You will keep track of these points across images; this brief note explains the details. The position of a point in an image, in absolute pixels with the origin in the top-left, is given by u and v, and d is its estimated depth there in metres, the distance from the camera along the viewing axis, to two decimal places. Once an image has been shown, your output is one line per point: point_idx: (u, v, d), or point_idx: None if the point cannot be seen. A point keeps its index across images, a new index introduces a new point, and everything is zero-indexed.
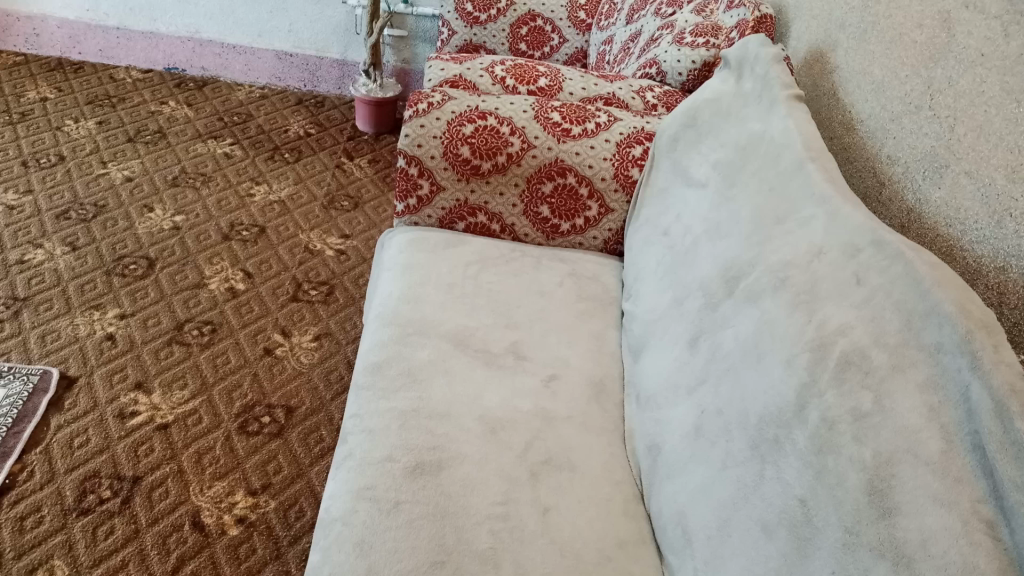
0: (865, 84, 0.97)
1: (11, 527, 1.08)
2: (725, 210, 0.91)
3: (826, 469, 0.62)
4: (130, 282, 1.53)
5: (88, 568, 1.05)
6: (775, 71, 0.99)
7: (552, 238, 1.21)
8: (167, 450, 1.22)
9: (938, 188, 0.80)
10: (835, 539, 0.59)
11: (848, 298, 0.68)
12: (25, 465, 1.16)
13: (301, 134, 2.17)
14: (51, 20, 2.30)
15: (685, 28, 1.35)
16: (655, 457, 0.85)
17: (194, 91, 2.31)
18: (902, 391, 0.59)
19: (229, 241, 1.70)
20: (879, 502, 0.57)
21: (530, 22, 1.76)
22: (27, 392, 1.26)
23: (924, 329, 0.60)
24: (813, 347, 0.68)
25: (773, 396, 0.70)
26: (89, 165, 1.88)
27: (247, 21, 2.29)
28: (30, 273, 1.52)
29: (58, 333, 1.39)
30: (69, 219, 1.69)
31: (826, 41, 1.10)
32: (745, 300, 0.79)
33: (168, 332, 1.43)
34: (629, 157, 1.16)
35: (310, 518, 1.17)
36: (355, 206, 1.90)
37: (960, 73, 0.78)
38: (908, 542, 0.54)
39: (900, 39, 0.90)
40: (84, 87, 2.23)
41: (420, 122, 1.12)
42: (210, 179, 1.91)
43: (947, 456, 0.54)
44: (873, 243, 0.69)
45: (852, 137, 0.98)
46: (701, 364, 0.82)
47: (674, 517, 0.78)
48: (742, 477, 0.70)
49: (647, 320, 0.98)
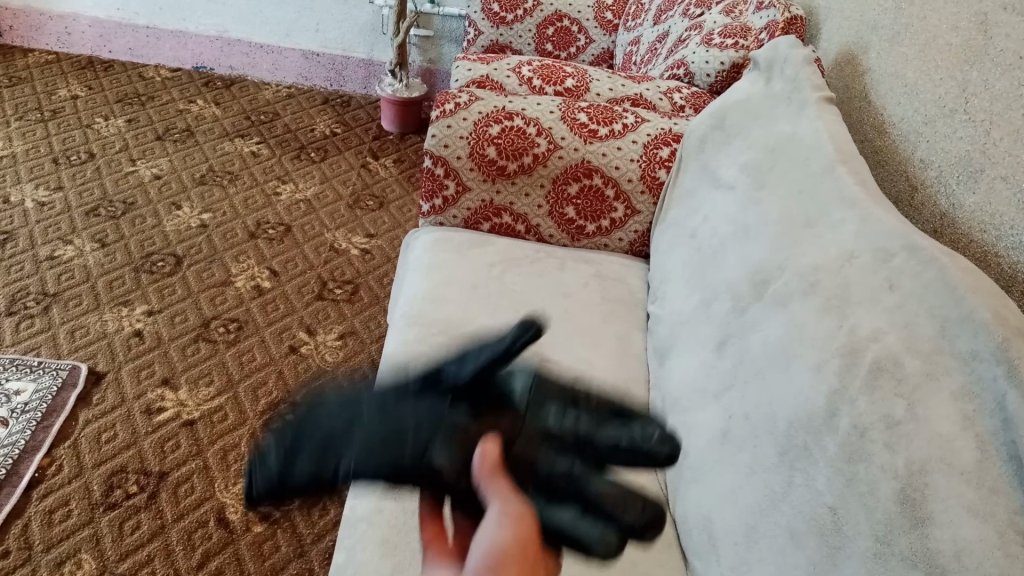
0: (897, 86, 0.96)
1: (40, 520, 1.09)
2: (754, 212, 0.89)
3: (857, 477, 0.60)
4: (158, 279, 1.55)
5: (115, 562, 1.06)
6: (806, 73, 0.99)
7: (577, 239, 1.21)
8: (192, 446, 1.23)
9: (973, 193, 0.78)
10: (865, 549, 0.58)
11: (881, 303, 0.66)
12: (54, 459, 1.18)
13: (327, 133, 2.18)
14: (82, 20, 2.34)
15: (714, 29, 1.34)
16: (680, 461, 0.84)
17: (222, 89, 2.33)
18: (937, 399, 0.57)
19: (255, 240, 1.71)
20: (911, 512, 0.55)
21: (557, 23, 1.75)
22: (57, 386, 1.28)
23: (958, 336, 0.59)
24: (844, 353, 0.66)
25: (802, 401, 0.68)
26: (118, 162, 1.91)
27: (274, 21, 2.31)
28: (60, 269, 1.54)
29: (87, 329, 1.41)
30: (98, 216, 1.71)
31: (858, 43, 1.09)
32: (775, 304, 0.78)
33: (194, 329, 1.44)
34: (656, 159, 1.15)
35: (334, 515, 1.17)
36: (380, 206, 1.90)
37: (997, 76, 0.76)
38: (942, 552, 0.52)
39: (934, 42, 0.88)
40: (113, 85, 2.26)
41: (447, 123, 1.12)
42: (237, 177, 1.92)
43: (982, 466, 0.53)
44: (907, 248, 0.68)
45: (884, 140, 0.96)
46: (728, 368, 0.81)
47: (700, 522, 0.77)
48: (770, 483, 0.69)
49: (673, 323, 0.97)
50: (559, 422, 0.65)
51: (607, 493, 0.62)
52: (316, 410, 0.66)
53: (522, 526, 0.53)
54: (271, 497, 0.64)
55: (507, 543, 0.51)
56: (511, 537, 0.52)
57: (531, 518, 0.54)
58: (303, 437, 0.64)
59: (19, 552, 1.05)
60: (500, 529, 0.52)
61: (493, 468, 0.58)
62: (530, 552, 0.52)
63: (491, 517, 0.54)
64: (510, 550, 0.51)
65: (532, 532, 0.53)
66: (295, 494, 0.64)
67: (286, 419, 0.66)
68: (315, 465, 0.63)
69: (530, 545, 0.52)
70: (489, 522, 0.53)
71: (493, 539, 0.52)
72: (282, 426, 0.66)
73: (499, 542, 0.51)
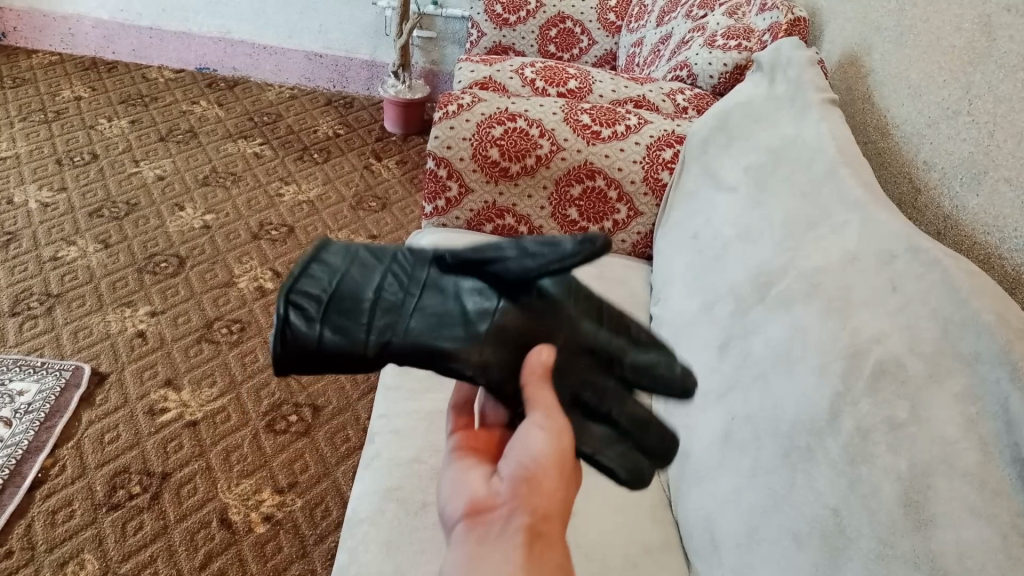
0: (900, 88, 0.96)
1: (43, 520, 1.09)
2: (757, 214, 0.89)
3: (859, 479, 0.60)
4: (161, 280, 1.55)
5: (118, 562, 1.06)
6: (808, 75, 0.99)
7: None
8: (195, 447, 1.23)
9: (976, 195, 0.78)
10: (868, 550, 0.58)
11: (884, 305, 0.66)
12: (57, 459, 1.18)
13: (330, 134, 2.19)
14: (86, 21, 2.34)
15: (717, 30, 1.34)
16: (683, 463, 0.83)
17: (226, 90, 2.33)
18: (939, 401, 0.57)
19: (258, 241, 1.71)
20: (914, 514, 0.55)
21: (559, 24, 1.76)
22: (60, 386, 1.28)
23: (961, 338, 0.59)
24: (846, 355, 0.66)
25: (805, 403, 0.68)
26: (122, 163, 1.91)
27: (277, 22, 2.32)
28: (64, 270, 1.54)
29: (90, 329, 1.41)
30: (101, 217, 1.71)
31: (860, 44, 1.09)
32: (777, 306, 0.77)
33: (197, 330, 1.45)
34: (659, 160, 1.15)
35: (336, 516, 1.17)
36: (383, 207, 1.90)
37: (1000, 78, 0.76)
38: (945, 554, 0.52)
39: (937, 43, 0.88)
40: (117, 86, 2.26)
41: (450, 124, 1.12)
42: (240, 178, 1.93)
43: (985, 468, 0.53)
44: (909, 249, 0.67)
45: (886, 142, 0.96)
46: (730, 371, 0.81)
47: (703, 524, 0.77)
48: (773, 485, 0.69)
49: (675, 325, 0.97)
50: (596, 339, 0.57)
51: (636, 417, 0.58)
52: (351, 268, 0.55)
53: (563, 445, 0.53)
54: (305, 368, 0.54)
55: (543, 462, 0.52)
56: (546, 454, 0.52)
57: (568, 431, 0.54)
58: (333, 296, 0.54)
59: (22, 552, 1.06)
60: (539, 440, 0.52)
61: (541, 374, 0.55)
62: (564, 465, 0.52)
63: (527, 429, 0.53)
64: (545, 464, 0.52)
65: (569, 448, 0.53)
66: (327, 367, 0.55)
67: (307, 269, 0.54)
68: (352, 333, 0.54)
69: (565, 460, 0.53)
70: (530, 438, 0.53)
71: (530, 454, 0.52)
72: (307, 286, 0.53)
73: (534, 459, 0.52)
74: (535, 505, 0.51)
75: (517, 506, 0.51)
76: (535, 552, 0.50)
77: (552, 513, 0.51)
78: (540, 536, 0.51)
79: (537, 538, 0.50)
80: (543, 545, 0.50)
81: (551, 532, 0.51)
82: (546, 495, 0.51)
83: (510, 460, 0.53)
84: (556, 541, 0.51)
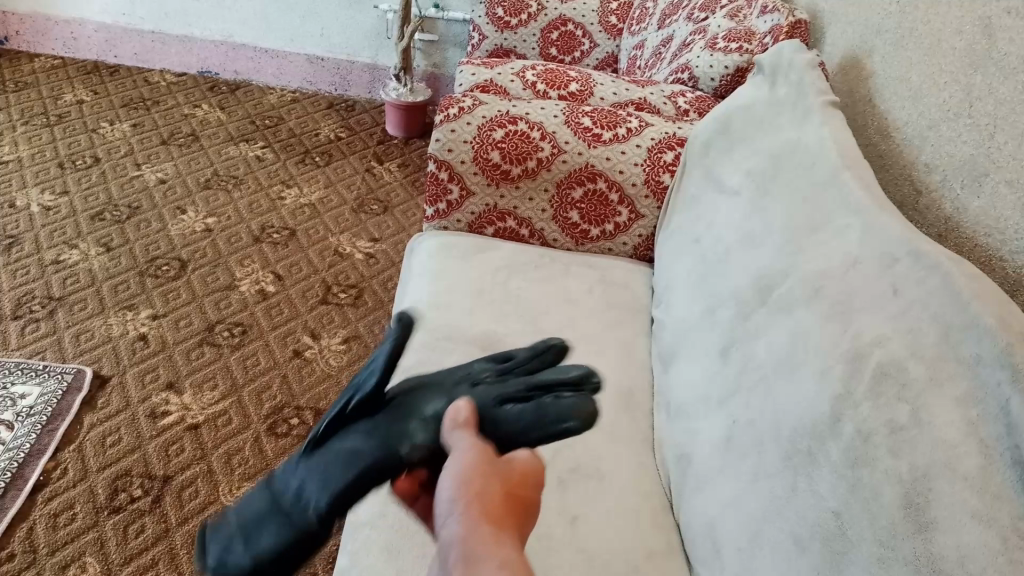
0: (902, 91, 0.95)
1: (45, 523, 1.09)
2: (760, 217, 0.89)
3: (860, 483, 0.60)
4: (163, 283, 1.56)
5: (120, 565, 1.06)
6: (810, 78, 0.98)
7: (581, 244, 1.21)
8: (197, 450, 1.23)
9: (978, 197, 0.78)
10: (868, 554, 0.57)
11: (885, 309, 0.66)
12: (59, 462, 1.18)
13: (332, 137, 2.19)
14: (88, 25, 2.35)
15: (718, 33, 1.34)
16: (685, 468, 0.83)
17: (227, 94, 2.34)
18: (941, 404, 0.57)
19: (260, 244, 1.71)
20: (915, 516, 0.55)
21: (561, 27, 1.76)
22: (61, 389, 1.28)
23: (962, 342, 0.59)
24: (847, 359, 0.66)
25: (806, 408, 0.68)
26: (124, 166, 1.91)
27: (279, 26, 2.33)
28: (65, 273, 1.55)
29: (92, 333, 1.41)
30: (103, 219, 1.72)
31: (862, 47, 1.08)
32: (779, 310, 0.77)
33: (199, 333, 1.45)
34: (661, 163, 1.15)
35: None
36: (384, 210, 1.90)
37: (1001, 80, 0.76)
38: (945, 557, 0.52)
39: (937, 46, 0.88)
40: (119, 90, 2.27)
41: (451, 128, 1.13)
42: (242, 181, 1.93)
43: (986, 472, 0.52)
44: (911, 252, 0.68)
45: (888, 144, 0.96)
46: (733, 375, 0.80)
47: (704, 529, 0.76)
48: (775, 489, 0.68)
49: (678, 329, 0.96)
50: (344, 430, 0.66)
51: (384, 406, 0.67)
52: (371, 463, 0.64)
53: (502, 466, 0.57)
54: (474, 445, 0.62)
55: (469, 495, 0.52)
56: (467, 478, 0.54)
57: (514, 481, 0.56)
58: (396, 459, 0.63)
59: (24, 555, 1.05)
60: (461, 476, 0.54)
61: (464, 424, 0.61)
62: (488, 475, 0.55)
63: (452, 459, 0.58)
64: (471, 480, 0.54)
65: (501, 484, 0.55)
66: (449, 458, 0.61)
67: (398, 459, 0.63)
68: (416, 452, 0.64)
69: (485, 461, 0.56)
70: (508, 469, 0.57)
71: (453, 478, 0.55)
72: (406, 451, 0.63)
73: (460, 500, 0.52)
74: (472, 540, 0.49)
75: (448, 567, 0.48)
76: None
77: (488, 550, 0.48)
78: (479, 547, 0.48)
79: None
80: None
81: (494, 558, 0.47)
82: (483, 535, 0.49)
83: (443, 493, 0.54)
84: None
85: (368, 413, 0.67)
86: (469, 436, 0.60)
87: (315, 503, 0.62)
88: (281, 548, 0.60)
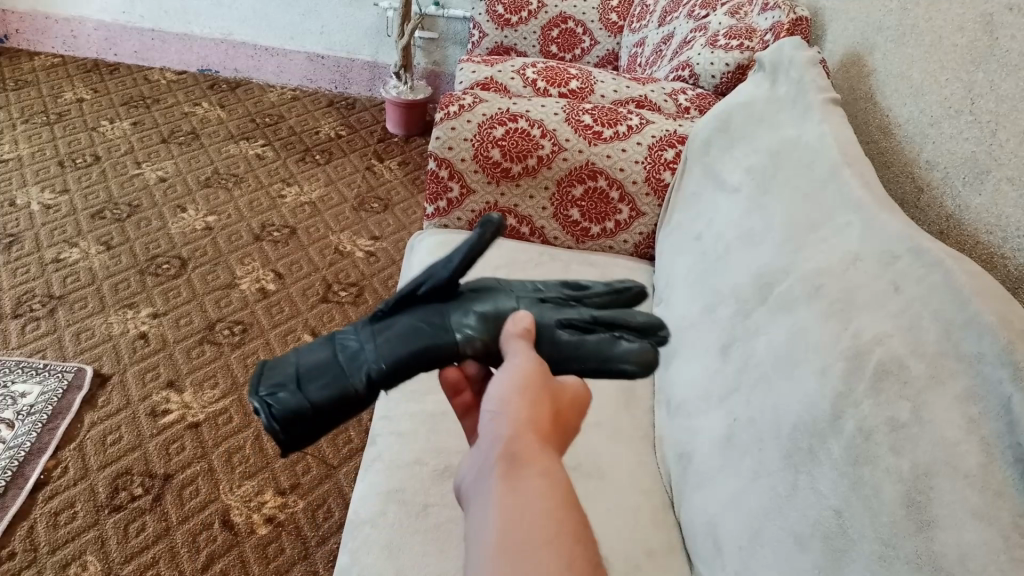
0: (903, 87, 0.95)
1: (46, 522, 1.09)
2: (760, 215, 0.89)
3: (861, 481, 0.60)
4: (163, 281, 1.55)
5: (121, 564, 1.06)
6: (810, 75, 0.98)
7: (582, 242, 1.20)
8: (198, 449, 1.23)
9: (979, 194, 0.77)
10: (869, 552, 0.57)
11: (885, 306, 0.66)
12: (59, 461, 1.18)
13: (332, 135, 2.19)
14: (88, 23, 2.35)
15: (719, 30, 1.34)
16: (686, 465, 0.83)
17: (227, 92, 2.34)
18: (942, 402, 0.57)
19: (260, 242, 1.71)
20: (916, 514, 0.55)
21: (561, 25, 1.76)
22: (62, 388, 1.28)
23: (963, 340, 0.58)
24: (848, 357, 0.66)
25: (807, 405, 0.68)
26: (124, 165, 1.91)
27: (279, 24, 2.32)
28: (66, 271, 1.55)
29: (92, 331, 1.41)
30: (103, 218, 1.71)
31: (863, 44, 1.08)
32: (780, 308, 0.77)
33: (199, 331, 1.45)
34: (662, 160, 1.15)
35: (339, 518, 1.17)
36: (385, 208, 1.90)
37: (1002, 77, 0.76)
38: (946, 556, 0.52)
39: (938, 43, 0.88)
40: (119, 88, 2.26)
41: (451, 125, 1.12)
42: (242, 179, 1.93)
43: (987, 470, 0.52)
44: (911, 250, 0.67)
45: (889, 141, 0.96)
46: (733, 373, 0.80)
47: (705, 527, 0.76)
48: (775, 487, 0.68)
49: (678, 327, 0.96)
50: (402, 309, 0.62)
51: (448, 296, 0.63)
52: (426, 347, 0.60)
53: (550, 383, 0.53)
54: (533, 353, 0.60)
55: (518, 412, 0.49)
56: (517, 395, 0.50)
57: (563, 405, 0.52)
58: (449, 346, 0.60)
59: (25, 553, 1.05)
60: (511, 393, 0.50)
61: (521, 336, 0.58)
62: (542, 392, 0.51)
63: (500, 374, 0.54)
64: (524, 393, 0.50)
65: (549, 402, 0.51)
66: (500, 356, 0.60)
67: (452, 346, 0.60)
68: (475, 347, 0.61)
69: (536, 380, 0.52)
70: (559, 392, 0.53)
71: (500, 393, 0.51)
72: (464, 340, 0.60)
73: (509, 414, 0.49)
74: (518, 458, 0.45)
75: (487, 477, 0.45)
76: (523, 569, 0.38)
77: (533, 471, 0.44)
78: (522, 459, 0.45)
79: (544, 540, 0.40)
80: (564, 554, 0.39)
81: (540, 477, 0.44)
82: (529, 456, 0.45)
83: (489, 398, 0.51)
84: (563, 512, 0.42)
85: (433, 297, 0.63)
86: (521, 355, 0.56)
87: (363, 373, 0.58)
88: (326, 403, 0.57)
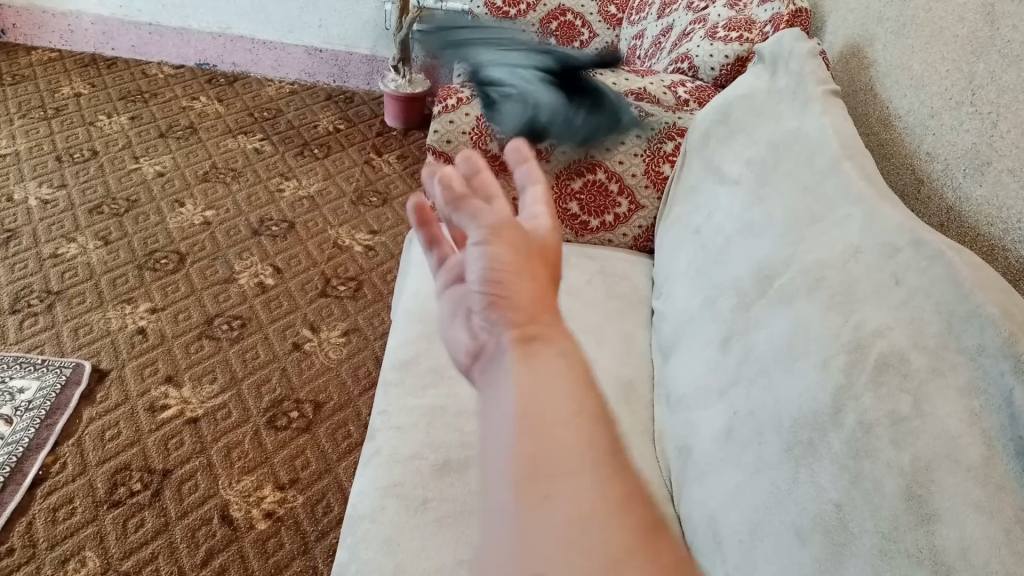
0: (903, 79, 0.94)
1: (44, 517, 1.09)
2: (760, 208, 0.88)
3: (862, 474, 0.59)
4: (161, 276, 1.55)
5: (120, 559, 1.06)
6: (810, 66, 0.97)
7: (581, 235, 1.22)
8: (196, 444, 1.23)
9: (980, 185, 0.77)
10: (870, 547, 0.57)
11: (887, 299, 0.65)
12: (58, 456, 1.18)
13: (331, 129, 2.18)
14: (85, 17, 2.34)
15: (718, 22, 1.33)
16: (686, 459, 0.83)
17: (225, 86, 2.33)
18: (944, 395, 0.57)
19: (259, 237, 1.71)
20: (917, 508, 0.54)
21: (560, 17, 1.74)
22: (61, 383, 1.28)
23: (965, 332, 0.58)
24: (849, 350, 0.65)
25: (808, 399, 0.67)
26: (122, 160, 1.91)
27: (277, 18, 2.31)
28: (64, 267, 1.54)
29: (90, 326, 1.41)
30: (101, 213, 1.71)
31: (863, 35, 1.07)
32: (780, 301, 0.77)
33: (197, 326, 1.45)
34: (661, 153, 1.17)
35: (337, 513, 1.17)
36: (383, 202, 1.90)
37: (1004, 68, 0.75)
38: (948, 550, 0.51)
39: (939, 34, 0.87)
40: (116, 82, 2.25)
41: (450, 118, 1.13)
42: (240, 174, 1.92)
43: (988, 463, 0.52)
44: (912, 242, 0.67)
45: (890, 133, 0.95)
46: (733, 366, 0.80)
47: (705, 520, 0.76)
48: (776, 481, 0.68)
49: (677, 320, 0.96)
50: None
51: None
52: None
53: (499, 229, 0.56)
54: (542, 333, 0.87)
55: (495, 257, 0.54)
56: (494, 245, 0.54)
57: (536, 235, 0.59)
58: None
59: (24, 549, 1.05)
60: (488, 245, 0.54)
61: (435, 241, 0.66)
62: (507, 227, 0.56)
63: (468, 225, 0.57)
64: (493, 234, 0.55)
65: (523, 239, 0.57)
66: None
67: None
68: None
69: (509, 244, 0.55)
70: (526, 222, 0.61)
71: (479, 239, 0.55)
72: None
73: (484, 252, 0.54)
74: (523, 339, 0.51)
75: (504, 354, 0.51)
76: (554, 438, 0.45)
77: (541, 341, 0.51)
78: (533, 338, 0.51)
79: (566, 421, 0.46)
80: (580, 428, 0.46)
81: (558, 359, 0.50)
82: (519, 297, 0.53)
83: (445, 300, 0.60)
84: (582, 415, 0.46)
85: None
86: (479, 200, 0.58)
87: None
88: None
